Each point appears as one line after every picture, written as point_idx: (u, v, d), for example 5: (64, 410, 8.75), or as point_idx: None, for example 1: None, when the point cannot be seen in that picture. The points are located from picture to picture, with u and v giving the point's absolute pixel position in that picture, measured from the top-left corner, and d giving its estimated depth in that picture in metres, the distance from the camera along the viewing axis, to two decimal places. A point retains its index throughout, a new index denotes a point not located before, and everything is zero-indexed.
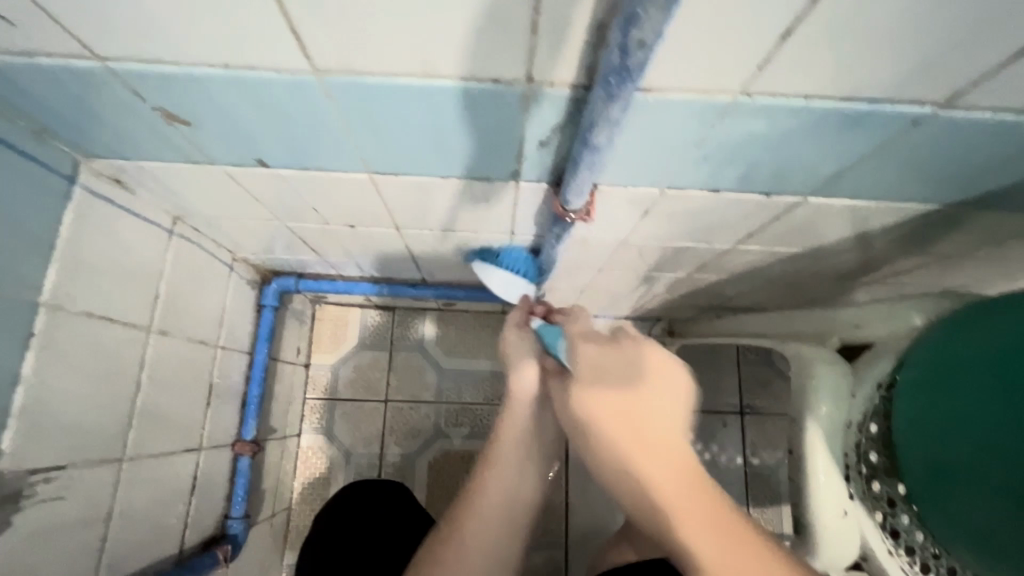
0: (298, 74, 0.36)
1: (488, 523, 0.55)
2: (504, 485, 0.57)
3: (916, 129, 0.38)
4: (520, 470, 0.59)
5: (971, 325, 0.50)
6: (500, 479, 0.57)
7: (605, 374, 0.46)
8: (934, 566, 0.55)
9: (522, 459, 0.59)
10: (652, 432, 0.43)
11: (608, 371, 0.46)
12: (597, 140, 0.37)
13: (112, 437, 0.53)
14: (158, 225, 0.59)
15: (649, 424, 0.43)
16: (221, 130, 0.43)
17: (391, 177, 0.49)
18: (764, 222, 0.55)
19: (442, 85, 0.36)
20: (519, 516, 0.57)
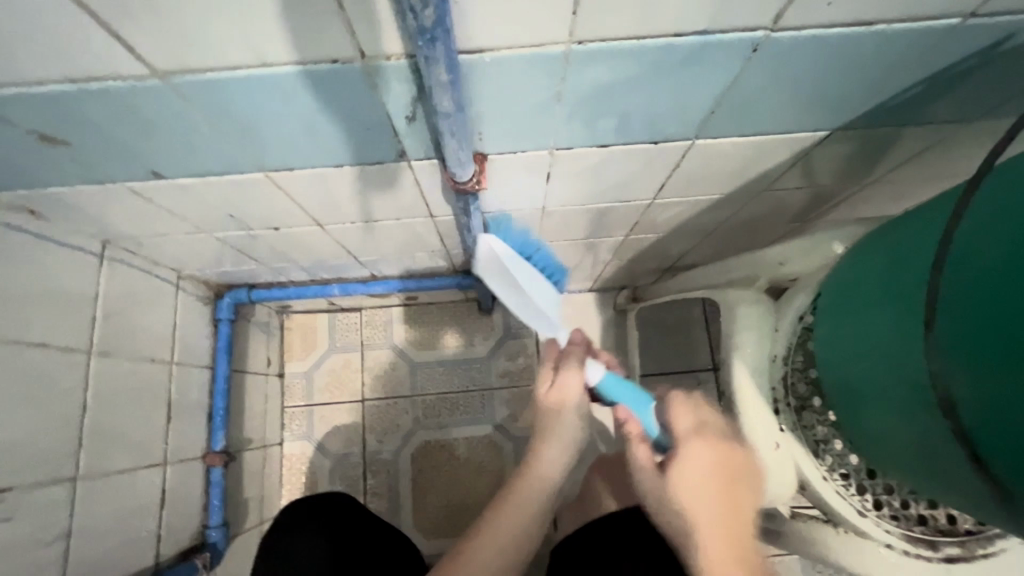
0: (142, 80, 0.37)
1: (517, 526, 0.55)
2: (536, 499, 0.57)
3: (758, 54, 0.39)
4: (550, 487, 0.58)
5: (888, 235, 0.47)
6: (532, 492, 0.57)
7: (707, 463, 0.52)
8: (869, 486, 0.56)
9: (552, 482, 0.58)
10: (744, 514, 0.52)
11: (717, 474, 0.52)
12: (442, 106, 0.37)
13: (61, 458, 0.57)
14: (86, 251, 0.63)
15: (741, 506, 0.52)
16: (102, 146, 0.45)
17: (286, 172, 0.51)
18: (667, 169, 0.58)
19: (281, 71, 0.37)
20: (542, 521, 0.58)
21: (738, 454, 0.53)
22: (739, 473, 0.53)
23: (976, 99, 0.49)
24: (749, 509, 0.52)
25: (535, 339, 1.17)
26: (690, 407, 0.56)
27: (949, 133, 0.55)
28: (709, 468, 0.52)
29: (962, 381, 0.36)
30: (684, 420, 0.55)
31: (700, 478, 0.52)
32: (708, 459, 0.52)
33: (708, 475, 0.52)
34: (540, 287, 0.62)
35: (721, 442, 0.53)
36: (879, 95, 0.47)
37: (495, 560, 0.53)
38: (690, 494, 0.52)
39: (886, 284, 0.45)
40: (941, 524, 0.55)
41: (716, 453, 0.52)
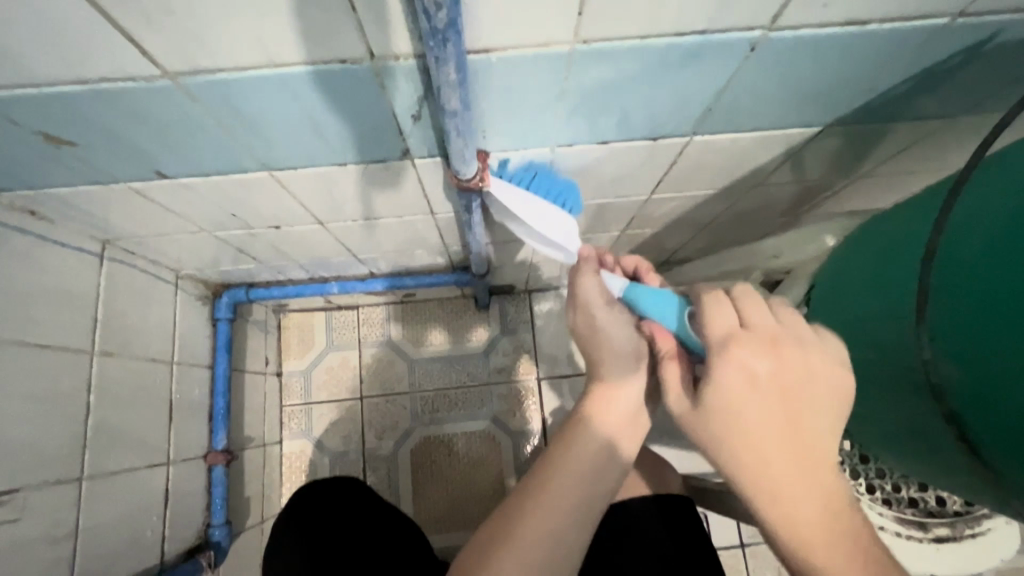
0: (152, 80, 0.37)
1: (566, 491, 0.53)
2: (582, 471, 0.54)
3: (756, 53, 0.40)
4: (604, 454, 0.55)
5: (878, 227, 0.49)
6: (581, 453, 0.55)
7: (762, 381, 0.42)
8: (861, 470, 0.57)
9: (605, 445, 0.55)
10: (811, 441, 0.42)
11: (771, 390, 0.42)
12: (450, 105, 0.38)
13: (68, 458, 0.57)
14: (87, 251, 0.63)
15: (809, 432, 0.42)
16: (108, 146, 0.45)
17: (290, 171, 0.52)
18: (665, 164, 0.59)
19: (292, 71, 0.37)
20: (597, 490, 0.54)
21: (798, 357, 0.42)
22: (807, 386, 0.42)
23: (962, 95, 0.51)
24: (819, 432, 0.42)
25: (532, 334, 1.18)
26: (737, 305, 0.44)
27: (936, 128, 0.57)
28: (761, 385, 0.42)
29: (952, 367, 0.38)
30: (726, 321, 0.44)
31: (755, 397, 0.42)
32: (754, 370, 0.42)
33: (762, 392, 0.42)
34: (551, 215, 0.55)
35: (771, 347, 0.42)
36: (871, 91, 0.48)
37: (543, 529, 0.50)
38: (744, 421, 0.42)
39: (877, 274, 0.46)
40: (931, 506, 0.57)
41: (767, 362, 0.42)
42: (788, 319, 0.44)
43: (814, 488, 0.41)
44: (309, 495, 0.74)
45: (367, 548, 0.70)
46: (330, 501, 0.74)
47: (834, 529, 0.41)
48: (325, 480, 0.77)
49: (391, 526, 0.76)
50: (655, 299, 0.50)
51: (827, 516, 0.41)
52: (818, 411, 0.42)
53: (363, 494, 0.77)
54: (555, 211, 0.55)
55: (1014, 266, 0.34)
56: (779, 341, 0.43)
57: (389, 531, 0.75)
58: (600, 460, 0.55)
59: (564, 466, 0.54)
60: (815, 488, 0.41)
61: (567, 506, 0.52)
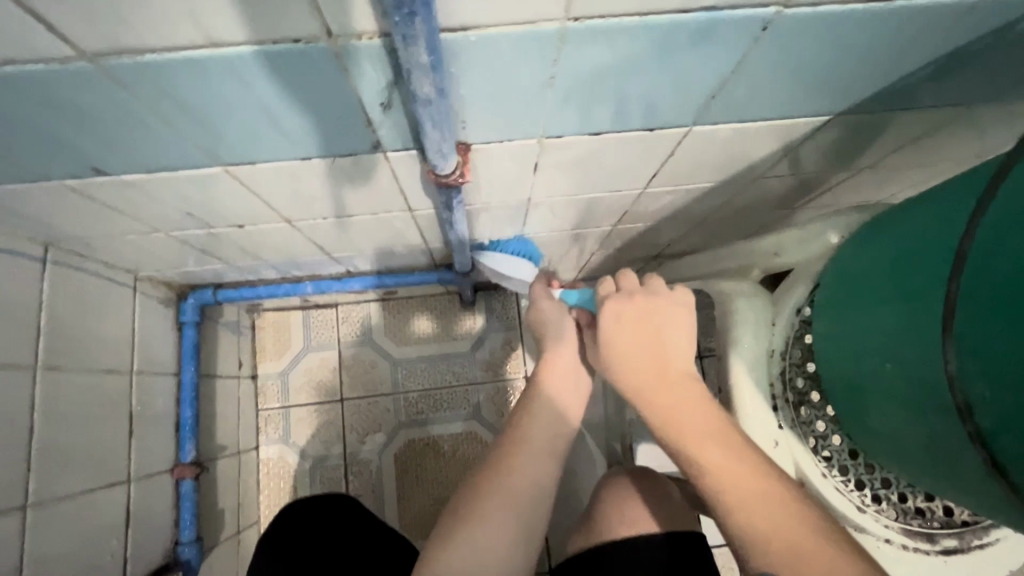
0: (68, 63, 0.31)
1: (521, 473, 0.51)
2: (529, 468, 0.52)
3: (768, 34, 0.36)
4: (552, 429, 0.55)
5: (892, 226, 0.45)
6: (529, 431, 0.54)
7: (626, 317, 0.52)
8: (867, 481, 0.55)
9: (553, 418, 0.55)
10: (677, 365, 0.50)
11: (636, 326, 0.51)
12: (422, 92, 0.33)
13: (9, 487, 0.52)
14: (27, 255, 0.57)
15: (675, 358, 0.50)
16: (30, 140, 0.39)
17: (247, 167, 0.46)
18: (661, 158, 0.55)
19: (234, 52, 0.32)
20: (549, 472, 0.53)
21: (653, 302, 0.52)
22: (665, 315, 0.52)
23: (980, 82, 0.47)
24: (679, 351, 0.51)
25: (519, 332, 1.13)
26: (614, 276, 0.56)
27: (948, 117, 0.53)
28: (625, 321, 0.52)
29: (983, 387, 0.35)
30: (606, 287, 0.55)
31: (624, 329, 0.52)
32: (621, 312, 0.52)
33: (630, 326, 0.52)
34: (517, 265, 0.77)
35: (631, 296, 0.53)
36: (886, 77, 0.44)
37: (493, 516, 0.48)
38: (621, 348, 0.51)
39: (895, 280, 0.43)
40: (939, 516, 0.54)
41: (630, 307, 0.52)
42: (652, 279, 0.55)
43: (692, 406, 0.47)
44: (289, 512, 0.69)
45: (348, 563, 0.66)
46: (313, 521, 0.69)
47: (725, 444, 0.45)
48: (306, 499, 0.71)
49: (374, 534, 0.72)
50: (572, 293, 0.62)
51: (715, 432, 0.46)
52: (679, 341, 0.52)
53: (352, 510, 0.72)
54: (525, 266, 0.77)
55: None
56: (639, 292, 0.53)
57: (371, 542, 0.70)
58: (547, 437, 0.54)
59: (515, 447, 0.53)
60: (693, 406, 0.47)
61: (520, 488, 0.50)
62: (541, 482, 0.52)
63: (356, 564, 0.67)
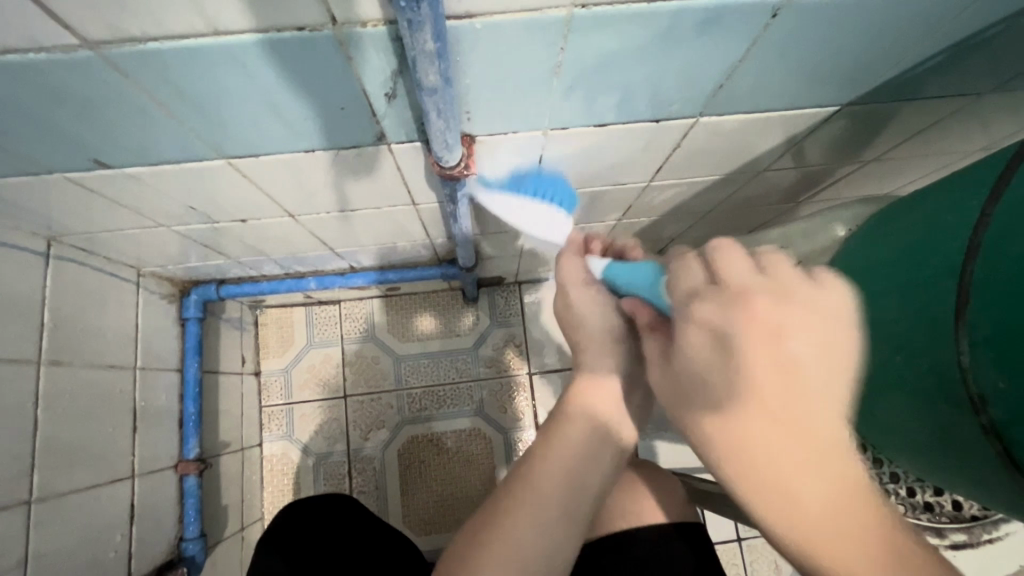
0: (71, 52, 0.31)
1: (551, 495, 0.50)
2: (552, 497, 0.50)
3: (777, 21, 0.36)
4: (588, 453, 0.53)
5: (898, 217, 0.45)
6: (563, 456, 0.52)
7: (732, 341, 0.34)
8: (875, 474, 0.54)
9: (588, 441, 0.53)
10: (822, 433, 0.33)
11: (748, 352, 0.33)
12: (428, 80, 0.33)
13: (13, 482, 0.52)
14: (30, 250, 0.56)
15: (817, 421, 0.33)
16: (32, 131, 0.39)
17: (250, 159, 0.46)
18: (666, 149, 0.54)
19: (237, 40, 0.31)
20: (584, 493, 0.52)
21: (781, 310, 0.34)
22: (797, 344, 0.33)
23: (990, 72, 0.47)
24: (820, 411, 0.33)
25: (523, 328, 1.13)
26: (703, 256, 0.38)
27: (957, 107, 0.53)
28: (729, 345, 0.34)
29: (997, 376, 0.34)
30: (690, 279, 0.37)
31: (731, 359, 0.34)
32: (724, 330, 0.34)
33: (740, 357, 0.34)
34: (547, 214, 0.53)
35: (741, 299, 0.34)
36: (896, 66, 0.44)
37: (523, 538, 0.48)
38: (722, 393, 0.35)
39: (902, 268, 0.42)
40: (949, 510, 0.54)
41: (739, 320, 0.34)
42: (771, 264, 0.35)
43: (835, 491, 0.32)
44: (300, 510, 0.69)
45: (352, 559, 0.66)
46: (321, 518, 0.69)
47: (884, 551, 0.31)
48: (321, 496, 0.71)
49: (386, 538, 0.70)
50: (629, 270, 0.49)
51: (861, 527, 0.32)
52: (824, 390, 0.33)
53: (353, 506, 0.72)
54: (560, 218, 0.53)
55: None
56: (750, 290, 0.35)
57: (376, 537, 0.70)
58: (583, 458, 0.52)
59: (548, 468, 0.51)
60: (837, 490, 0.32)
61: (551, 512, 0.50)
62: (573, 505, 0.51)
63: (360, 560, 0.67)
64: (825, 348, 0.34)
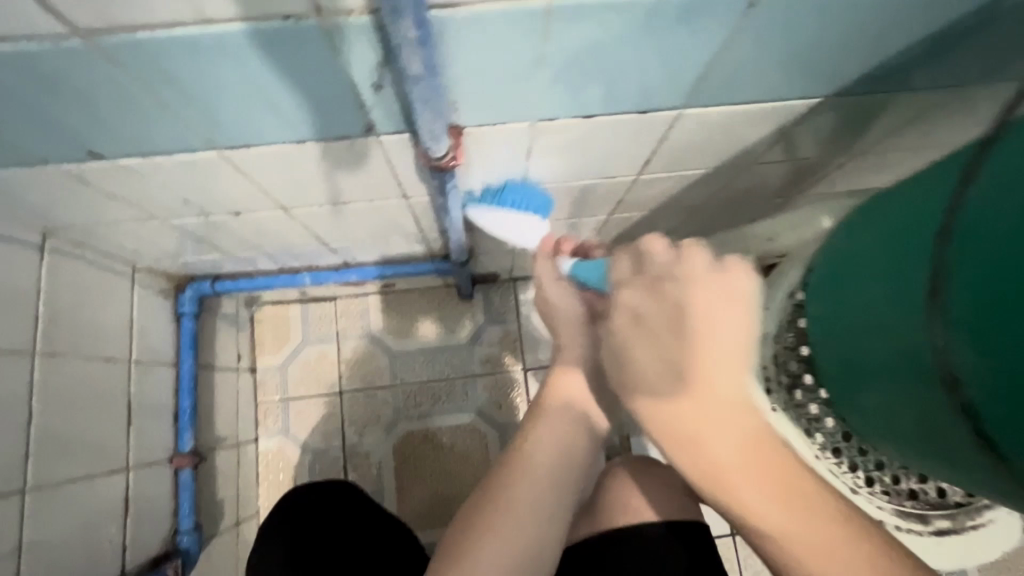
0: (61, 40, 0.32)
1: (534, 480, 0.54)
2: (533, 487, 0.53)
3: (754, 11, 0.37)
4: (565, 443, 0.56)
5: (881, 206, 0.45)
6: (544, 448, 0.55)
7: (647, 319, 0.43)
8: (860, 463, 0.55)
9: (565, 433, 0.57)
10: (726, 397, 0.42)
11: (659, 327, 0.43)
12: (412, 69, 0.33)
13: (8, 470, 0.52)
14: (24, 242, 0.57)
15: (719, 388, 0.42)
16: (25, 120, 0.40)
17: (241, 150, 0.47)
18: (653, 142, 0.55)
19: (225, 30, 0.32)
20: (568, 478, 0.55)
21: (684, 294, 0.42)
22: (704, 322, 0.42)
23: (970, 63, 0.48)
24: (723, 380, 0.42)
25: (518, 324, 1.14)
26: (636, 251, 0.46)
27: (941, 99, 0.54)
28: (647, 324, 0.43)
29: (969, 357, 0.35)
30: (620, 270, 0.47)
31: (646, 339, 0.43)
32: (642, 311, 0.43)
33: (654, 335, 0.43)
34: (517, 221, 0.59)
35: (658, 288, 0.43)
36: (876, 56, 0.45)
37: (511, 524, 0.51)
38: (643, 365, 0.43)
39: (885, 255, 0.43)
40: (932, 498, 0.55)
41: (648, 301, 0.43)
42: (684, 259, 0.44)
43: (738, 441, 0.41)
44: (291, 503, 0.68)
45: (346, 549, 0.67)
46: (317, 509, 0.68)
47: (772, 482, 0.41)
48: (312, 487, 0.71)
49: (385, 528, 0.72)
50: (589, 268, 0.56)
51: (762, 466, 0.41)
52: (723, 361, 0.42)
53: (352, 496, 0.72)
54: (531, 222, 0.59)
55: None
56: (665, 280, 0.44)
57: (371, 528, 0.70)
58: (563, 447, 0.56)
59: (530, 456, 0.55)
60: (739, 440, 0.41)
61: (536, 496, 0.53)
62: (557, 489, 0.54)
63: (354, 550, 0.67)
64: (724, 325, 0.42)
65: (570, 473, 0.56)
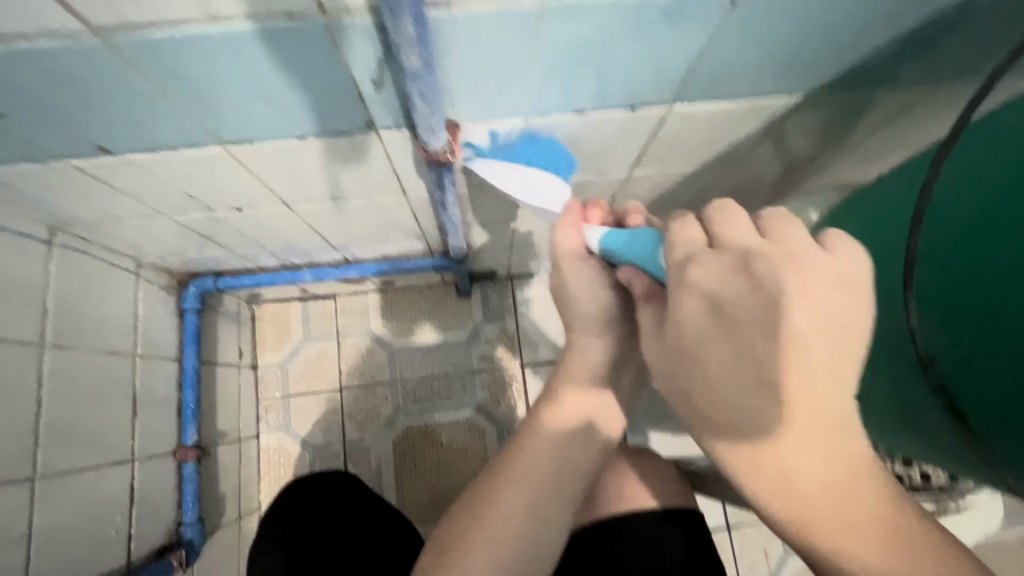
0: (77, 39, 0.34)
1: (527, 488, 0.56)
2: (528, 491, 0.56)
3: (736, 10, 0.39)
4: (563, 453, 0.57)
5: (862, 197, 0.47)
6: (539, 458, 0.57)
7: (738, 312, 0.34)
8: None
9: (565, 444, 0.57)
10: (826, 417, 0.34)
11: (744, 324, 0.34)
12: (411, 66, 0.35)
13: (17, 457, 0.54)
14: (34, 237, 0.59)
15: (823, 406, 0.34)
16: (39, 116, 0.41)
17: (246, 146, 0.49)
18: (644, 138, 0.57)
19: (233, 29, 0.34)
20: (566, 486, 0.57)
21: (783, 280, 0.34)
22: (813, 320, 0.33)
23: (948, 61, 0.50)
24: (828, 399, 0.34)
25: (515, 321, 1.15)
26: (701, 227, 0.37)
27: (921, 96, 0.55)
28: (730, 319, 0.34)
29: (945, 336, 0.38)
30: (689, 243, 0.37)
31: (728, 338, 0.35)
32: (723, 297, 0.35)
33: (741, 332, 0.34)
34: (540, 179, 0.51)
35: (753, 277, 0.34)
36: (855, 53, 0.47)
37: (503, 532, 0.54)
38: (723, 370, 0.35)
39: (864, 244, 0.45)
40: (917, 482, 0.57)
41: (730, 286, 0.34)
42: (776, 233, 0.36)
43: (834, 471, 0.35)
44: (293, 494, 0.71)
45: (348, 538, 0.68)
46: (318, 499, 0.71)
47: (871, 523, 0.35)
48: (312, 477, 0.73)
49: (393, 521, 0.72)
50: (628, 241, 0.45)
51: (860, 504, 0.35)
52: (828, 373, 0.34)
53: (354, 486, 0.73)
54: (554, 181, 0.52)
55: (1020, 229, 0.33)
56: (756, 257, 0.35)
57: (373, 516, 0.71)
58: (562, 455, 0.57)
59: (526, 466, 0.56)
60: (836, 470, 0.35)
61: (528, 503, 0.55)
62: (551, 496, 0.56)
63: (357, 538, 0.68)
64: (836, 320, 0.34)
65: (569, 479, 0.57)
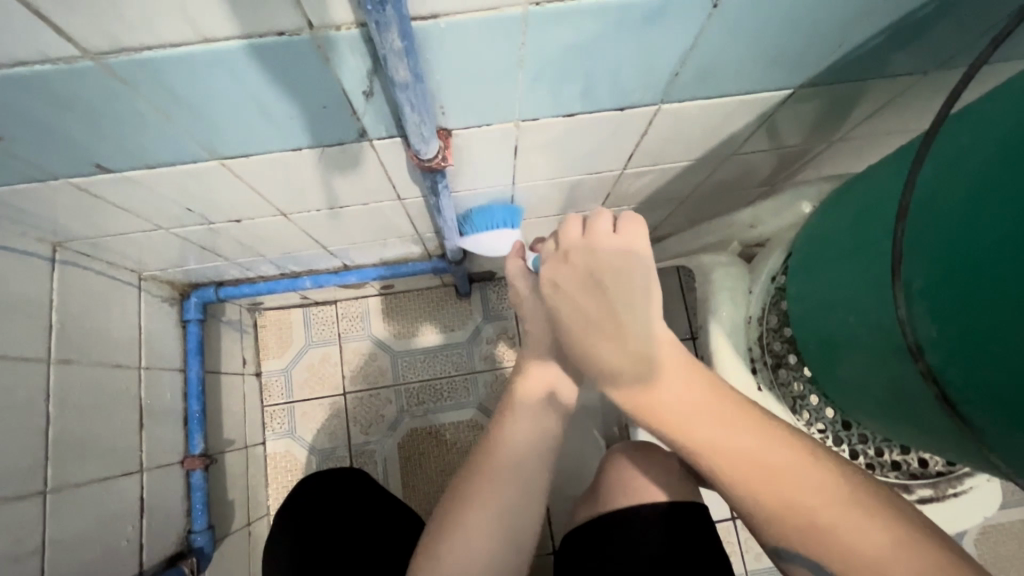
0: (73, 62, 0.34)
1: (513, 460, 0.60)
2: (519, 452, 0.60)
3: (718, 12, 0.39)
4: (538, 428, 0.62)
5: (850, 190, 0.48)
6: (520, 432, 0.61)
7: (568, 286, 0.54)
8: (845, 437, 0.58)
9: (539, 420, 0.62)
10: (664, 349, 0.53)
11: (572, 292, 0.54)
12: (399, 78, 0.36)
13: (28, 471, 0.55)
14: (36, 254, 0.60)
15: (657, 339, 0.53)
16: (39, 138, 0.42)
17: (242, 159, 0.49)
18: (634, 138, 0.58)
19: (225, 47, 0.35)
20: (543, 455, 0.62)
21: (590, 259, 0.53)
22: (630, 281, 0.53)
23: (931, 52, 0.50)
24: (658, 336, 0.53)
25: (516, 320, 1.16)
26: (557, 241, 0.55)
27: (907, 86, 0.56)
28: (563, 289, 0.54)
29: (931, 325, 0.39)
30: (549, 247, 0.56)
31: (564, 297, 0.54)
32: (558, 279, 0.54)
33: (569, 295, 0.54)
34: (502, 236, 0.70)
35: (569, 259, 0.53)
36: (839, 47, 0.47)
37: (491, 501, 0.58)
38: (571, 324, 0.54)
39: (853, 236, 0.46)
40: (914, 468, 0.58)
41: (565, 271, 0.54)
42: (594, 228, 0.53)
43: (684, 384, 0.51)
44: (293, 496, 0.70)
45: (349, 537, 0.69)
46: (320, 497, 0.70)
47: (723, 418, 0.50)
48: (313, 477, 0.72)
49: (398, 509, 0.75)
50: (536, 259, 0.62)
51: (707, 403, 0.51)
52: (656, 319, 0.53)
53: (352, 484, 0.74)
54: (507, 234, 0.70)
55: (997, 218, 0.34)
56: (572, 251, 0.53)
57: (368, 514, 0.72)
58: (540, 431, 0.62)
59: (505, 437, 0.61)
60: (685, 382, 0.51)
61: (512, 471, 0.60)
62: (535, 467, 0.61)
63: (356, 537, 0.69)
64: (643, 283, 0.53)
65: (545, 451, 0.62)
